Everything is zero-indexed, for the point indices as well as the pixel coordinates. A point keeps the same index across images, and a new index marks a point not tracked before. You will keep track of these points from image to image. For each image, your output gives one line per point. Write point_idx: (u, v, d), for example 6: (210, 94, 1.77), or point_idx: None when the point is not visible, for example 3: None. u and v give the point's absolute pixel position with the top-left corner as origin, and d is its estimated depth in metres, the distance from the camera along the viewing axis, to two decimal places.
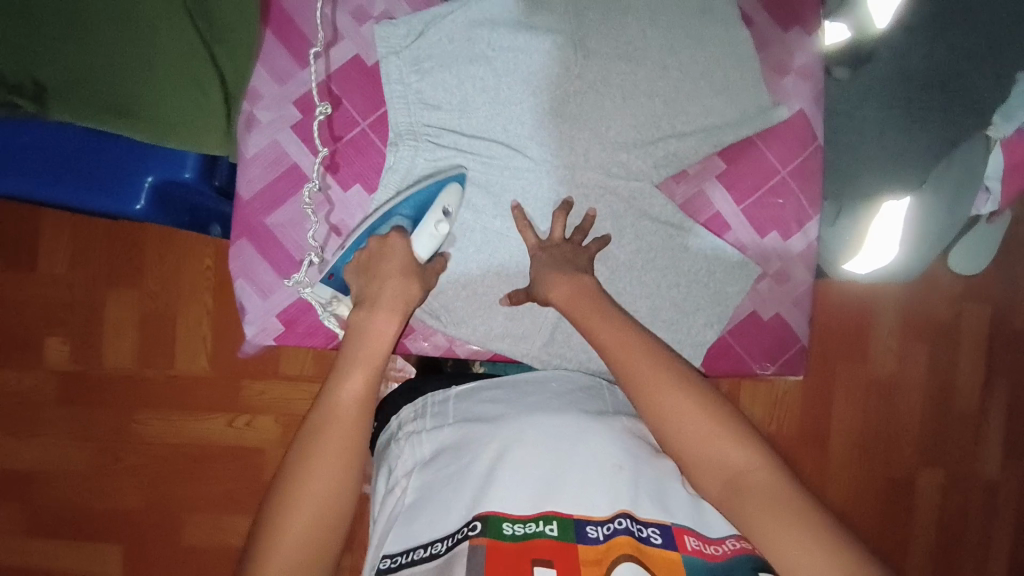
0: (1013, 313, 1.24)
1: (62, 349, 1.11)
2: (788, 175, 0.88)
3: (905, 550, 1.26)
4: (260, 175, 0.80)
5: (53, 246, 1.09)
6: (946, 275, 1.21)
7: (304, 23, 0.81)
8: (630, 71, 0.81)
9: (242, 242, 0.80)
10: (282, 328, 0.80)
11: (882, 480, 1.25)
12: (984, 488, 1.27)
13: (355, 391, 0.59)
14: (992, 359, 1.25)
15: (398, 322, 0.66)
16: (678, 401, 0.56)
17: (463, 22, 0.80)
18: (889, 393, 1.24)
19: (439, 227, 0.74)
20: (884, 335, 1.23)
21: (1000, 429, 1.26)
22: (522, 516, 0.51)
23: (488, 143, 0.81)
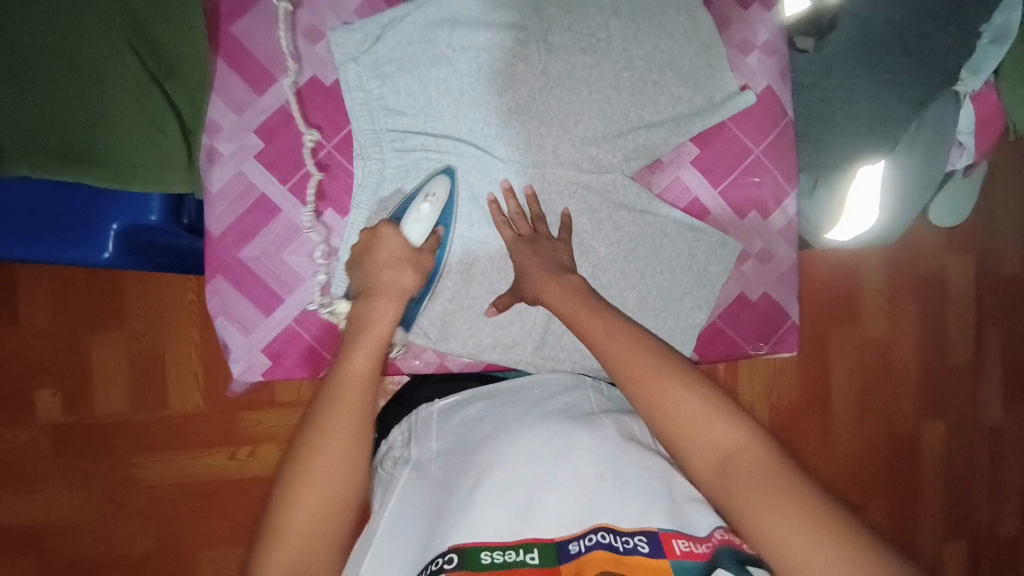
0: (996, 261, 1.26)
1: (49, 402, 1.07)
2: (762, 154, 0.87)
3: (916, 504, 1.28)
4: (228, 210, 0.76)
5: (30, 299, 1.07)
6: (928, 230, 1.23)
7: (256, 48, 0.78)
8: (594, 63, 0.80)
9: (217, 280, 0.76)
10: (268, 362, 0.77)
11: (885, 437, 1.26)
12: (985, 435, 1.29)
13: (358, 377, 0.60)
14: (981, 308, 1.27)
15: (395, 306, 0.67)
16: (669, 390, 0.56)
17: (422, 23, 0.78)
18: (887, 353, 1.25)
19: (422, 210, 0.73)
20: (874, 296, 1.23)
21: (996, 375, 1.28)
22: (500, 544, 0.49)
23: (455, 145, 0.79)
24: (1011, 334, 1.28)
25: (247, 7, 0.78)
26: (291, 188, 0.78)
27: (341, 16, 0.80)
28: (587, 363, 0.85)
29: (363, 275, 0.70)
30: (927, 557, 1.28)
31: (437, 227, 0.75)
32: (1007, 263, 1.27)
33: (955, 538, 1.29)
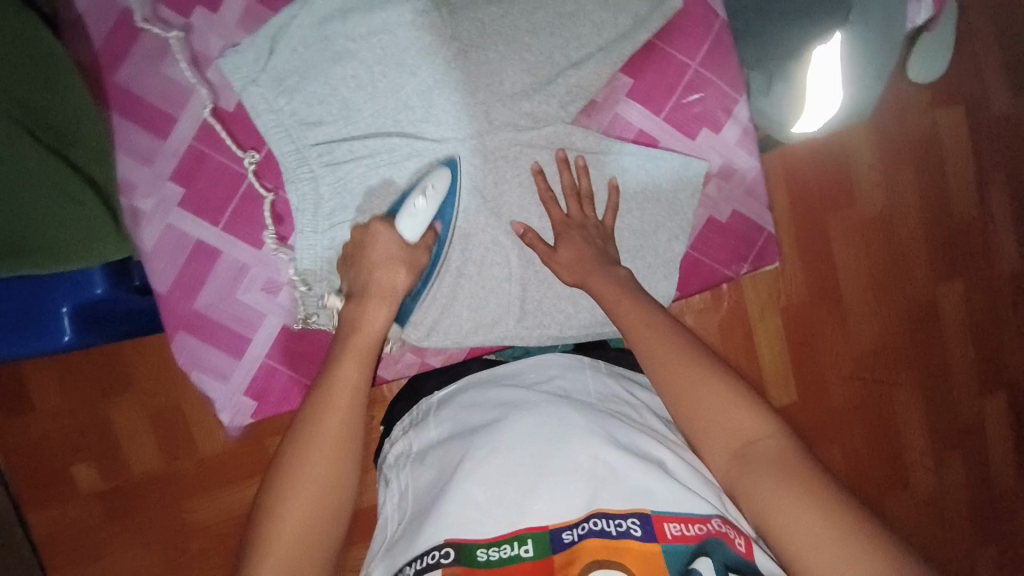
0: (986, 104, 1.21)
1: (87, 472, 0.98)
2: (700, 67, 0.80)
3: (947, 370, 1.25)
4: (169, 265, 0.74)
5: (40, 379, 0.96)
6: (909, 90, 1.17)
7: (147, 94, 0.72)
8: (504, 13, 0.74)
9: (180, 336, 0.74)
10: (255, 403, 0.77)
11: (906, 309, 1.22)
12: (1009, 283, 1.26)
13: (347, 383, 0.57)
14: (980, 157, 1.22)
15: (386, 309, 0.63)
16: (692, 376, 0.58)
17: (312, 23, 0.72)
18: (891, 228, 1.20)
19: (417, 203, 0.68)
20: (866, 172, 1.18)
21: (1007, 221, 1.24)
22: (494, 539, 0.50)
23: (385, 140, 0.74)
24: (1014, 176, 1.24)
25: (123, 52, 0.72)
26: (225, 228, 0.75)
27: (224, 35, 0.73)
28: (570, 324, 0.82)
29: (355, 275, 0.66)
30: (967, 417, 1.27)
31: (436, 224, 0.71)
32: (998, 106, 1.21)
33: (990, 393, 1.28)
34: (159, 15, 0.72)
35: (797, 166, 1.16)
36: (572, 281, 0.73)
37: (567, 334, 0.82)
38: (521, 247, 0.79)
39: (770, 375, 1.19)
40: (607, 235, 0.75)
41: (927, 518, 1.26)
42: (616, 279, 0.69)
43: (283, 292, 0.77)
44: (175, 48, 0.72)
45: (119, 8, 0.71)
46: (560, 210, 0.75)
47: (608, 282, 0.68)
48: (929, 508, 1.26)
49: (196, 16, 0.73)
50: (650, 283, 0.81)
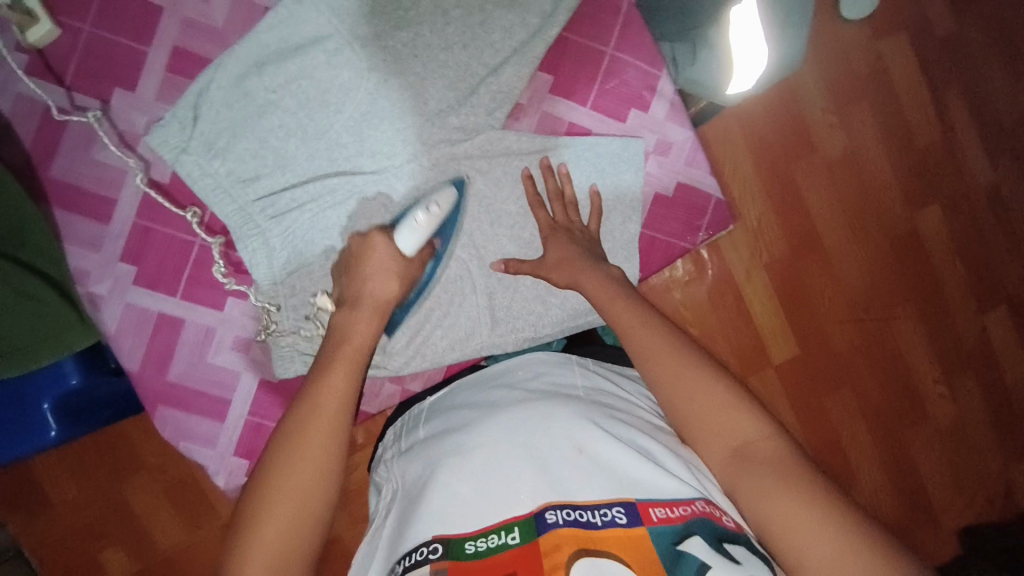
0: (927, 27, 1.21)
1: (114, 559, 0.96)
2: (616, 51, 0.81)
3: (941, 296, 1.24)
4: (136, 344, 0.74)
5: (56, 475, 0.95)
6: (845, 29, 1.18)
7: (83, 181, 0.73)
8: (416, 34, 0.73)
9: (162, 411, 0.75)
10: (247, 461, 0.77)
11: (887, 241, 1.22)
12: (988, 196, 1.25)
13: (337, 388, 0.55)
14: (931, 79, 1.22)
15: (376, 324, 0.62)
16: (686, 374, 0.58)
17: (229, 81, 0.72)
18: (856, 167, 1.20)
19: (418, 218, 0.67)
20: (820, 117, 1.18)
21: (972, 136, 1.24)
22: (480, 531, 0.50)
23: (325, 180, 0.74)
24: (971, 91, 1.23)
25: (54, 146, 0.72)
26: (184, 297, 0.75)
27: (146, 110, 0.73)
28: (543, 321, 0.82)
29: (350, 283, 0.66)
30: (971, 338, 1.26)
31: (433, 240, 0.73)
32: (940, 26, 1.22)
33: (991, 309, 1.26)
34: (78, 103, 0.72)
35: (750, 123, 1.16)
36: (561, 282, 0.73)
37: (542, 334, 0.83)
38: (479, 256, 0.80)
39: (767, 333, 1.19)
40: (593, 238, 0.76)
41: (951, 446, 1.25)
42: (601, 275, 0.69)
43: (254, 347, 0.77)
44: (97, 127, 0.71)
45: (41, 105, 0.71)
46: (547, 213, 0.76)
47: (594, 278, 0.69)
48: (951, 438, 1.25)
49: (114, 96, 0.72)
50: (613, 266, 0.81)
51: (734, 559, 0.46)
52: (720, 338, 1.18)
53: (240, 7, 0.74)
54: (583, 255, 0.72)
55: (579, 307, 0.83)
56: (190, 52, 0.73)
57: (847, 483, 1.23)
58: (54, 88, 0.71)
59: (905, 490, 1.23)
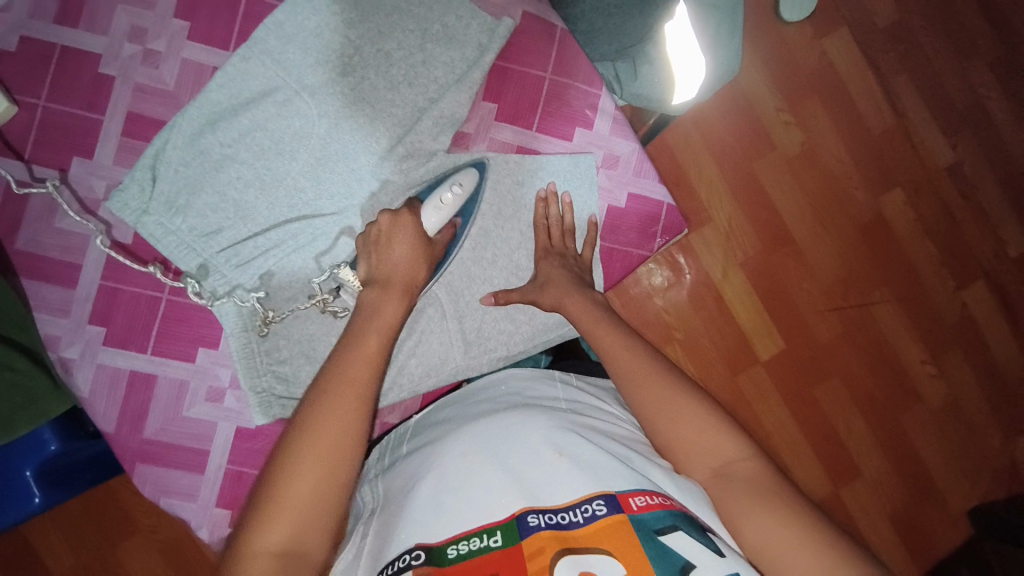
0: (866, 20, 1.26)
1: None
2: (554, 75, 0.82)
3: (917, 277, 1.26)
4: (110, 405, 0.74)
5: (48, 546, 0.93)
6: (788, 31, 1.22)
7: (49, 249, 0.73)
8: (361, 78, 0.76)
9: (141, 469, 0.75)
10: (229, 511, 0.76)
11: (855, 227, 1.25)
12: (950, 175, 1.29)
13: (363, 359, 0.55)
14: (878, 69, 1.26)
15: (402, 306, 0.63)
16: (666, 396, 0.60)
17: (185, 141, 0.74)
18: (815, 158, 1.23)
19: (444, 199, 0.72)
20: (775, 116, 1.22)
21: (926, 118, 1.28)
22: (460, 534, 0.49)
23: (285, 227, 0.76)
24: (919, 77, 1.28)
25: (19, 219, 0.73)
26: (157, 352, 0.75)
27: (105, 175, 0.75)
28: (514, 339, 0.84)
29: (375, 262, 0.66)
30: (952, 315, 1.27)
31: (455, 219, 0.75)
32: (882, 17, 1.27)
33: (967, 284, 1.28)
34: (38, 174, 0.74)
35: (708, 127, 1.20)
36: (549, 305, 0.75)
37: (515, 351, 0.84)
38: (445, 282, 0.81)
39: (748, 328, 1.20)
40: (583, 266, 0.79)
41: (947, 425, 1.26)
42: (585, 299, 0.73)
43: (227, 397, 0.77)
44: (56, 195, 0.72)
45: (3, 180, 0.73)
46: (544, 235, 0.80)
47: (579, 302, 0.72)
48: (945, 416, 1.26)
49: (73, 165, 0.74)
50: None
51: (719, 551, 0.47)
52: (704, 338, 1.19)
53: (189, 69, 0.75)
54: (569, 283, 0.75)
55: (549, 323, 0.84)
56: (143, 116, 0.75)
57: (847, 472, 1.22)
58: (14, 162, 0.73)
59: (905, 472, 1.23)
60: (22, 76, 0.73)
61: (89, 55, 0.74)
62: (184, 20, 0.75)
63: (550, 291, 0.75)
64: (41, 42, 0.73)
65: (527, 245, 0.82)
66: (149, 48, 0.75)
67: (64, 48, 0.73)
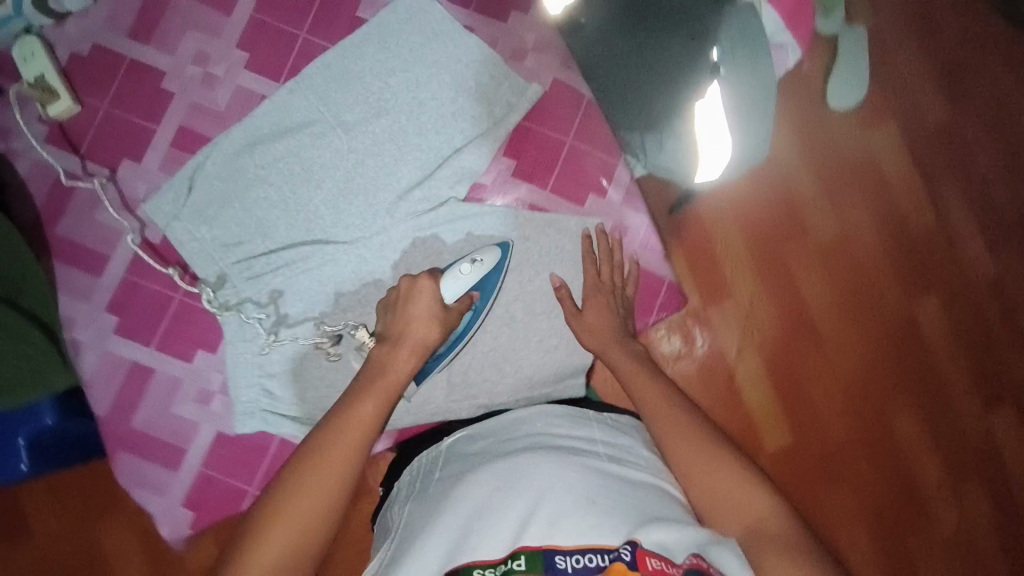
0: (920, 117, 1.21)
1: None
2: (576, 141, 0.85)
3: (941, 388, 1.20)
4: (107, 390, 0.78)
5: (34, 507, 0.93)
6: (835, 119, 1.19)
7: (85, 238, 0.79)
8: (393, 122, 0.81)
9: (121, 456, 0.78)
10: (193, 513, 0.78)
11: (881, 327, 1.20)
12: (988, 287, 1.23)
13: (364, 416, 0.61)
14: (925, 169, 1.22)
15: (414, 363, 0.66)
16: (698, 450, 0.63)
17: (224, 158, 0.80)
18: (848, 252, 1.20)
19: (462, 270, 0.74)
20: (813, 202, 1.19)
21: (972, 226, 1.22)
22: (490, 561, 0.51)
23: (299, 249, 0.79)
24: (968, 182, 1.23)
25: (65, 206, 0.80)
26: (160, 347, 0.79)
27: (147, 179, 0.81)
28: (498, 388, 0.83)
29: (393, 321, 0.68)
30: (973, 433, 1.20)
31: (473, 292, 0.75)
32: (932, 116, 1.22)
33: (996, 403, 1.21)
34: (89, 169, 0.80)
35: (740, 204, 1.17)
36: (591, 344, 0.79)
37: (498, 400, 0.83)
38: None
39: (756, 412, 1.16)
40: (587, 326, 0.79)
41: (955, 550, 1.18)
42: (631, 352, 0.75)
43: (215, 400, 0.79)
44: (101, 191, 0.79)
45: (57, 171, 0.80)
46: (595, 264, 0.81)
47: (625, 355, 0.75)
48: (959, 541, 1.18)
49: (122, 166, 0.81)
50: (569, 341, 0.84)
51: None
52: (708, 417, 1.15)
53: (240, 94, 0.82)
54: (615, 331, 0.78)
55: (538, 378, 0.83)
56: (192, 130, 0.81)
57: None
58: (71, 156, 0.80)
59: None
60: (94, 82, 0.81)
61: (155, 71, 0.81)
62: (243, 50, 0.82)
63: (595, 331, 0.78)
64: (116, 55, 0.81)
65: (524, 296, 0.83)
66: (209, 72, 0.82)
67: (134, 63, 0.81)
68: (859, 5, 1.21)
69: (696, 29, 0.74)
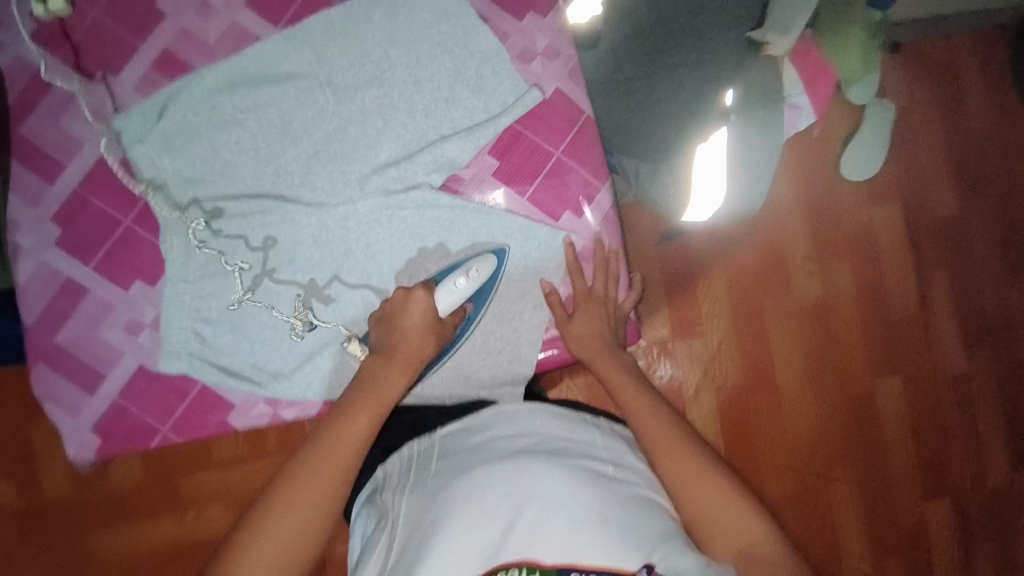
0: (929, 204, 1.19)
1: (3, 492, 0.94)
2: (563, 155, 0.83)
3: (884, 472, 1.17)
4: (38, 299, 0.77)
5: None
6: (842, 186, 1.16)
7: (47, 142, 0.77)
8: (383, 94, 0.78)
9: (40, 368, 0.77)
10: (99, 441, 0.77)
11: (840, 398, 1.17)
12: (955, 385, 1.20)
13: (355, 435, 0.63)
14: (919, 256, 1.19)
15: (409, 375, 0.69)
16: (692, 469, 0.64)
17: (204, 93, 0.77)
18: (826, 316, 1.16)
19: (457, 283, 0.75)
20: (801, 263, 1.16)
21: (951, 321, 1.20)
22: (503, 567, 0.53)
23: (259, 201, 0.77)
24: (959, 277, 1.20)
25: (34, 104, 0.77)
26: (98, 269, 0.77)
27: (121, 96, 0.78)
28: (433, 383, 0.80)
29: (386, 334, 0.71)
30: (906, 523, 1.17)
31: (466, 304, 0.77)
32: (941, 206, 1.19)
33: (935, 497, 1.18)
34: (63, 72, 0.77)
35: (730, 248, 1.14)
36: (578, 350, 0.79)
37: (431, 392, 0.80)
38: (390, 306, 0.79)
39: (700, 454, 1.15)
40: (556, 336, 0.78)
41: None
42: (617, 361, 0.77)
43: (145, 333, 0.78)
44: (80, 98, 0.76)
45: (31, 67, 0.77)
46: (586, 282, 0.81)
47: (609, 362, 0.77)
48: None
49: (99, 77, 0.78)
50: (513, 348, 0.82)
51: None
52: None
53: (234, 30, 0.79)
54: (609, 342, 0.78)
55: (475, 377, 0.81)
56: (178, 57, 0.79)
57: None
58: (48, 54, 0.77)
59: None
60: None
61: None
62: None
63: (585, 336, 0.79)
64: None
65: None
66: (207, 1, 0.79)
67: None
68: (896, 76, 1.18)
69: (713, 78, 0.84)
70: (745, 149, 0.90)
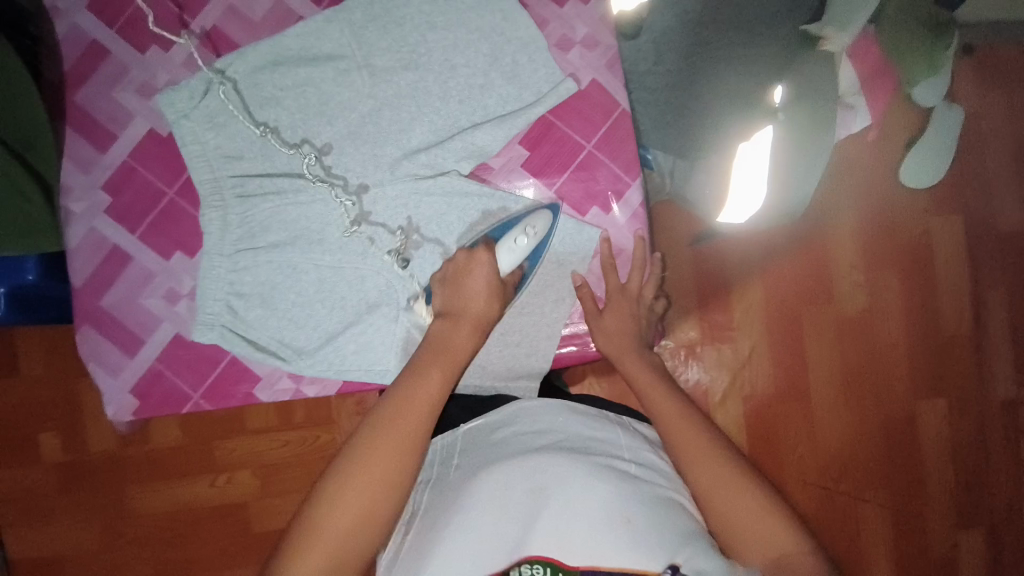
0: (993, 219, 1.11)
1: (51, 443, 1.00)
2: (594, 148, 0.81)
3: (922, 498, 1.12)
4: (86, 264, 0.80)
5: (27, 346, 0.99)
6: (898, 193, 1.09)
7: (99, 112, 0.81)
8: (418, 78, 0.78)
9: (86, 330, 0.81)
10: (137, 402, 0.81)
11: (878, 418, 1.11)
12: (1003, 412, 1.13)
13: (427, 398, 0.60)
14: (977, 273, 1.11)
15: (475, 339, 0.67)
16: (719, 475, 0.61)
17: (245, 70, 0.78)
18: (869, 330, 1.10)
19: (518, 241, 0.73)
20: (848, 275, 1.09)
21: (1005, 346, 1.13)
22: (526, 560, 0.52)
23: (293, 180, 0.78)
24: (1018, 299, 1.12)
25: (90, 75, 0.80)
26: (142, 237, 0.81)
27: (170, 71, 0.81)
28: None
29: (452, 295, 0.70)
30: (938, 551, 1.12)
31: (524, 261, 0.76)
32: (1005, 222, 1.11)
33: (972, 527, 1.12)
34: (117, 45, 0.80)
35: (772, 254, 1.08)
36: (608, 346, 0.78)
37: None
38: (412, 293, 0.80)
39: None
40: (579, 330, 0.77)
41: None
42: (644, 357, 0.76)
43: (181, 302, 0.81)
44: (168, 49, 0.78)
45: (87, 38, 0.80)
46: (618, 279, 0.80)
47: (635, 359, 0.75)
48: None
49: (150, 51, 0.81)
50: (531, 341, 0.81)
51: None
52: None
53: (278, 10, 0.81)
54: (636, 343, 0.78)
55: (492, 369, 0.80)
56: (225, 35, 0.81)
57: None
58: (104, 28, 0.80)
59: None
60: None
61: None
62: None
63: (607, 334, 0.78)
64: None
65: None
66: None
67: None
68: (970, 77, 1.09)
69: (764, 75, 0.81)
70: (795, 144, 0.85)
